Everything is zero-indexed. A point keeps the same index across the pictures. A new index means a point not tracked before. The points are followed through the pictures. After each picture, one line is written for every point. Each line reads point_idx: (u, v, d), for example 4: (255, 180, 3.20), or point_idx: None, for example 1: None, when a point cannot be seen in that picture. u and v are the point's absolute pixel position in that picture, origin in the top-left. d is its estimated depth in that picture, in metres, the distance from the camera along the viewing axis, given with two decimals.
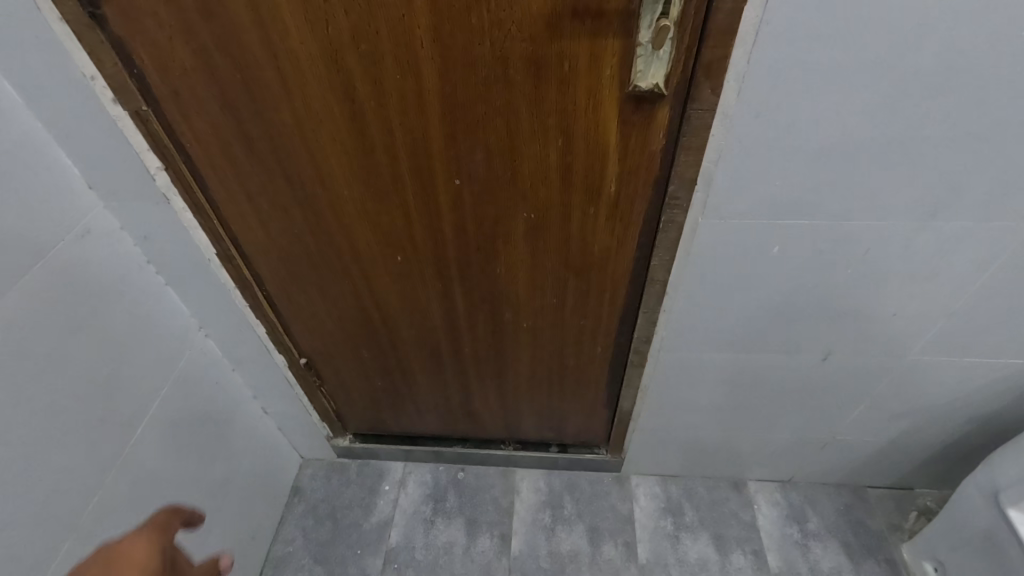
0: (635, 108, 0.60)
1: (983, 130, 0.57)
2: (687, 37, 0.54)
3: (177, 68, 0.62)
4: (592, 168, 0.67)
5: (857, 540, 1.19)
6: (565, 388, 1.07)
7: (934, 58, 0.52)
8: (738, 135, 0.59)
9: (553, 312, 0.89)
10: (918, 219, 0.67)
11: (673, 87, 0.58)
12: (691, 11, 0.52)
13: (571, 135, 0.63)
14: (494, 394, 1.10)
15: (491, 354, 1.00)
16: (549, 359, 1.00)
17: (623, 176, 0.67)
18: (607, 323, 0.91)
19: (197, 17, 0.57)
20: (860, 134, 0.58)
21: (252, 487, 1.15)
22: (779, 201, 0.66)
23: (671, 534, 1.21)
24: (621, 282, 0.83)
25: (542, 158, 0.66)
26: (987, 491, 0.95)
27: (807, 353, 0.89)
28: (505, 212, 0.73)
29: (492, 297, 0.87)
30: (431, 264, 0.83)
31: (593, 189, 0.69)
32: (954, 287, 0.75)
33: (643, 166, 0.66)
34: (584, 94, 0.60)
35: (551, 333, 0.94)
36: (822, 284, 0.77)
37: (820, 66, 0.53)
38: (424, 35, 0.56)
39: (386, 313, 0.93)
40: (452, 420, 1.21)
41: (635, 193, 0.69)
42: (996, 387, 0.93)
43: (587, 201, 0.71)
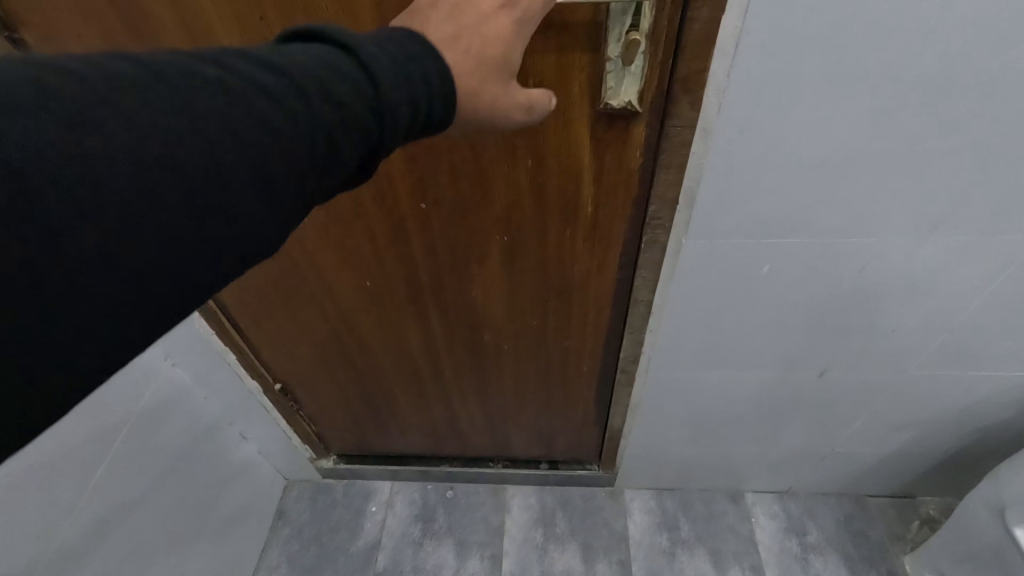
0: (609, 125, 0.55)
1: (989, 141, 0.52)
2: (662, 49, 0.49)
3: None
4: (566, 189, 0.62)
5: (858, 552, 1.16)
6: (552, 407, 1.03)
7: (934, 67, 0.47)
8: (721, 151, 0.55)
9: (535, 334, 0.85)
10: (919, 234, 0.62)
11: (649, 103, 0.53)
12: (663, 22, 0.47)
13: (542, 154, 0.59)
14: (480, 415, 1.06)
15: (474, 376, 0.96)
16: (535, 380, 0.95)
17: (600, 196, 0.63)
18: (592, 344, 0.87)
19: (127, 39, 0.52)
20: (853, 148, 0.54)
21: (237, 505, 1.12)
22: (768, 219, 0.61)
23: (667, 551, 1.17)
24: (605, 303, 0.78)
25: (512, 179, 0.62)
26: (993, 507, 0.91)
27: (802, 369, 0.85)
28: (476, 235, 0.69)
29: (470, 320, 0.83)
30: (403, 289, 0.79)
31: (569, 211, 0.65)
32: (958, 301, 0.70)
33: (621, 185, 0.61)
34: (554, 112, 0.55)
35: (535, 354, 0.89)
36: (816, 301, 0.72)
37: (809, 76, 0.48)
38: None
39: (361, 338, 0.89)
40: (438, 440, 1.17)
41: (615, 214, 0.65)
42: (1000, 399, 0.89)
43: (563, 222, 0.66)
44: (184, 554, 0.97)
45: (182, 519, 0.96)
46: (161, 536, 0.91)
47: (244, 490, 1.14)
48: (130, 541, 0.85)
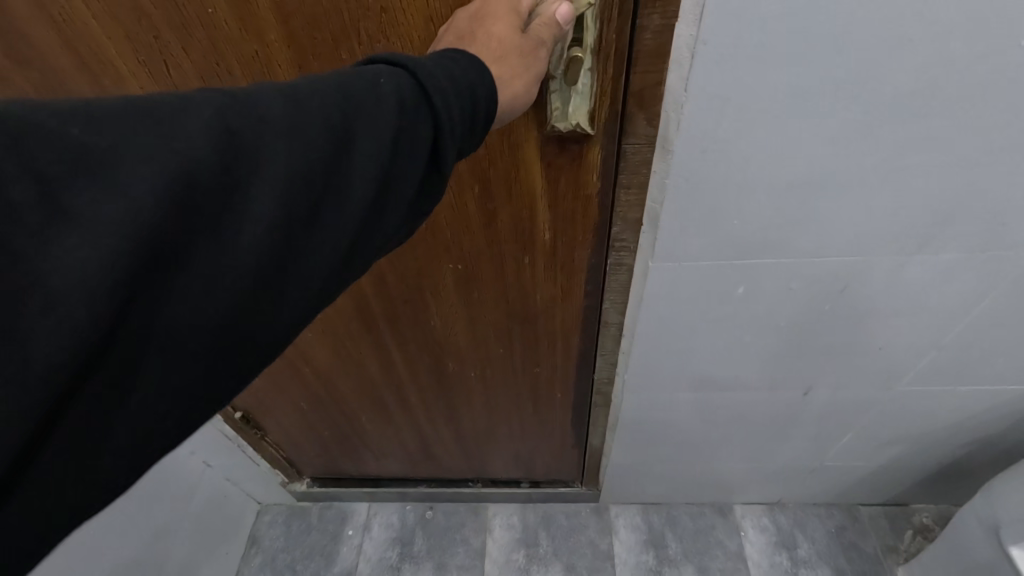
0: (560, 148, 0.50)
1: (977, 155, 0.47)
2: (612, 66, 0.44)
3: None
4: (521, 217, 0.57)
5: (850, 566, 1.12)
6: (526, 429, 0.98)
7: (913, 78, 0.42)
8: (684, 171, 0.50)
9: (502, 362, 0.81)
10: (904, 252, 0.57)
11: (602, 124, 0.48)
12: (611, 37, 0.42)
13: (489, 181, 0.54)
14: (453, 438, 1.02)
15: (440, 402, 0.91)
16: (506, 406, 0.91)
17: (558, 225, 0.58)
18: (564, 370, 0.82)
19: (8, 64, 0.48)
20: (828, 167, 0.49)
21: (211, 524, 1.08)
22: (740, 241, 0.57)
23: (654, 569, 1.14)
24: (573, 332, 0.74)
25: (459, 205, 0.57)
26: (988, 524, 0.87)
27: (786, 389, 0.81)
28: (426, 265, 0.64)
29: (431, 348, 0.79)
30: (357, 319, 0.74)
31: (525, 239, 0.60)
32: (948, 318, 0.66)
33: (580, 212, 0.56)
34: (497, 137, 0.49)
35: (504, 381, 0.85)
36: (797, 323, 0.68)
37: (775, 90, 0.43)
38: (286, 66, 0.48)
39: (317, 366, 0.84)
40: (414, 462, 1.13)
41: (574, 243, 0.60)
42: (994, 412, 0.85)
43: (520, 251, 0.61)
44: (190, 558, 1.02)
45: (184, 526, 0.99)
46: (167, 547, 0.96)
47: (216, 508, 1.09)
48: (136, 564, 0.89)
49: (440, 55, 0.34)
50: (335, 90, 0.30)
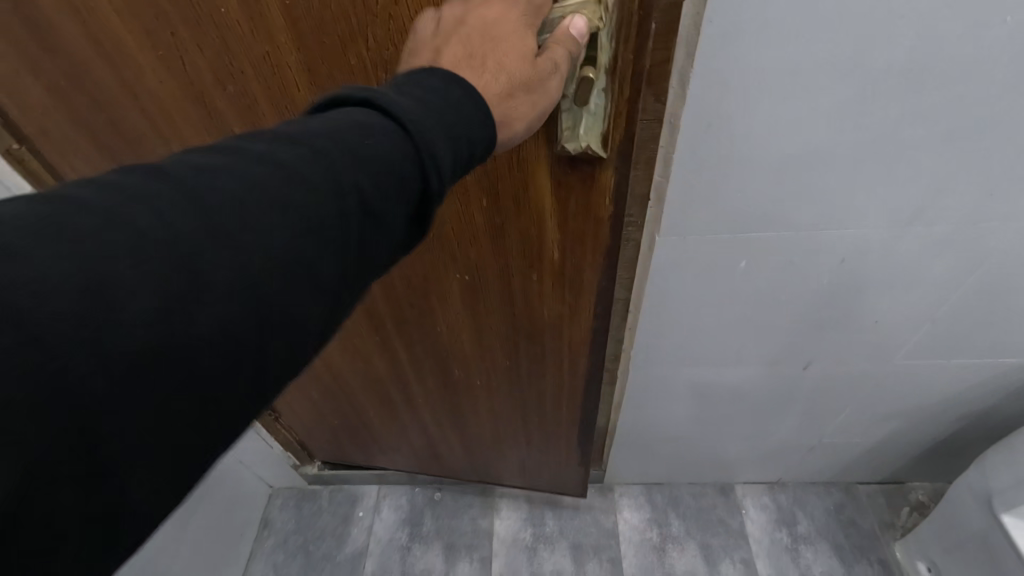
0: (570, 167, 0.51)
1: (967, 130, 0.50)
2: (628, 87, 0.44)
3: (36, 107, 0.57)
4: (529, 229, 0.59)
5: (848, 541, 1.15)
6: (533, 436, 0.99)
7: (906, 54, 0.44)
8: (690, 144, 0.53)
9: (507, 371, 0.83)
10: (899, 226, 0.60)
11: (616, 147, 0.49)
12: (627, 57, 0.43)
13: (497, 198, 0.56)
14: (456, 440, 1.05)
15: (444, 404, 0.95)
16: (510, 415, 0.94)
17: (567, 243, 0.59)
18: (570, 388, 0.83)
19: (40, 52, 0.51)
20: (825, 142, 0.52)
21: (225, 504, 1.11)
22: (742, 215, 0.59)
23: (658, 547, 1.17)
24: (582, 349, 0.74)
25: (466, 216, 0.59)
26: (981, 494, 0.90)
27: (786, 364, 0.83)
28: (434, 271, 0.68)
29: (437, 352, 0.82)
30: (366, 320, 0.78)
31: (532, 253, 0.62)
32: (941, 291, 0.69)
33: (590, 233, 0.58)
34: (506, 158, 0.52)
35: (509, 390, 0.88)
36: (796, 297, 0.71)
37: (775, 68, 0.46)
38: (294, 64, 0.49)
39: (329, 361, 0.88)
40: (423, 463, 1.17)
41: (582, 263, 0.61)
42: (988, 385, 0.88)
43: (527, 265, 0.64)
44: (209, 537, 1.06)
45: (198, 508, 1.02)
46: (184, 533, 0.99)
47: (229, 490, 1.12)
48: (156, 551, 0.92)
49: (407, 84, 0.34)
50: (296, 153, 0.29)
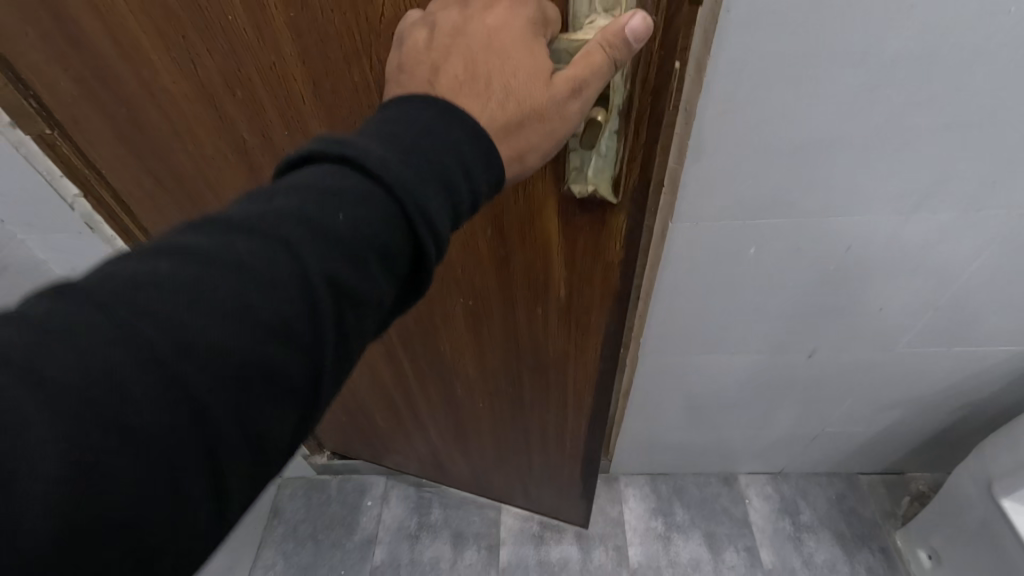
0: (582, 209, 0.51)
1: (971, 118, 0.52)
2: (642, 130, 0.44)
3: (66, 94, 0.57)
4: (535, 265, 0.59)
5: (850, 530, 1.18)
6: (536, 462, 1.00)
7: (914, 42, 0.46)
8: (705, 133, 0.54)
9: (511, 400, 0.85)
10: (904, 213, 0.62)
11: (629, 190, 0.49)
12: (644, 99, 0.42)
13: (506, 232, 0.57)
14: (456, 452, 1.06)
15: (446, 417, 0.96)
16: (514, 437, 0.94)
17: (574, 283, 0.60)
18: (575, 422, 0.85)
19: (66, 47, 0.51)
20: (835, 130, 0.53)
21: None
22: (752, 202, 0.61)
23: (663, 535, 1.19)
24: (586, 391, 0.77)
25: (471, 245, 0.60)
26: (981, 480, 0.92)
27: (792, 352, 0.85)
28: (438, 294, 0.69)
29: (439, 367, 0.83)
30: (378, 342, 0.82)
31: (540, 288, 0.62)
32: (944, 278, 0.71)
33: (598, 276, 0.59)
34: (516, 195, 0.52)
35: (512, 415, 0.89)
36: (802, 284, 0.73)
37: (789, 56, 0.47)
38: (300, 75, 0.48)
39: None
40: (428, 470, 1.18)
41: (591, 307, 0.63)
42: (990, 373, 0.89)
43: (533, 300, 0.65)
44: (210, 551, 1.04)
45: None
46: None
47: None
48: None
49: (387, 132, 0.34)
50: (259, 240, 0.29)
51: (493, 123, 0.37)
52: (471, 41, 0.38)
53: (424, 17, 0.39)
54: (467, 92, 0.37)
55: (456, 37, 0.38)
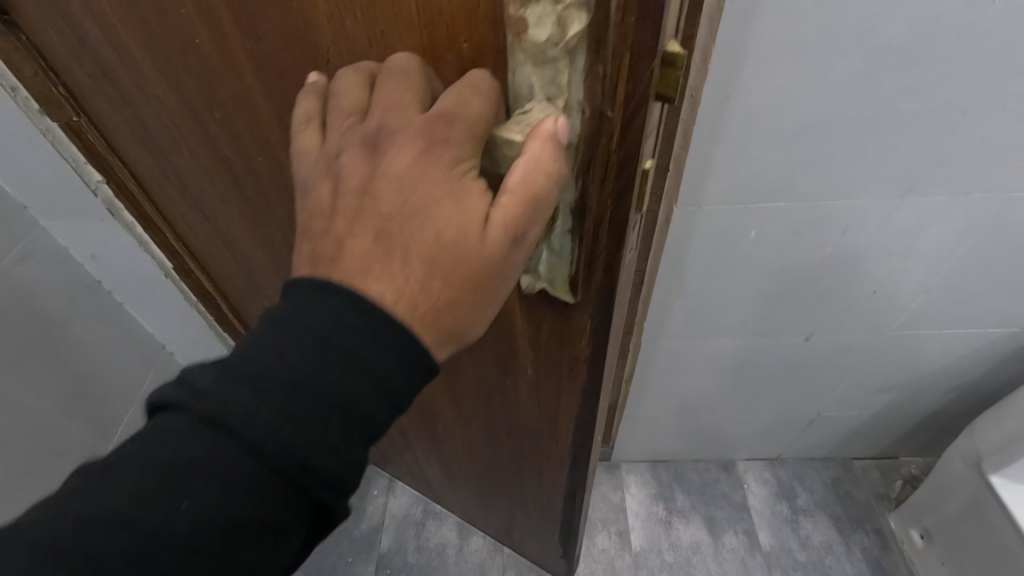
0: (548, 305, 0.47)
1: (961, 102, 0.55)
2: (602, 234, 0.38)
3: (84, 88, 0.59)
4: (503, 335, 0.56)
5: (845, 512, 1.21)
6: (517, 514, 0.99)
7: (907, 30, 0.49)
8: (709, 118, 0.57)
9: (488, 449, 0.83)
10: (897, 195, 0.65)
11: (591, 292, 0.42)
12: (603, 203, 0.36)
13: None
14: (446, 480, 1.06)
15: (429, 440, 0.95)
16: (495, 480, 0.92)
17: (543, 364, 0.56)
18: (549, 489, 0.80)
19: (76, 45, 0.52)
20: (833, 114, 0.56)
21: None
22: (755, 185, 0.64)
23: (664, 519, 1.22)
24: (559, 469, 0.73)
25: None
26: (970, 458, 0.96)
27: (789, 335, 0.88)
28: None
29: (424, 404, 0.84)
30: None
31: (508, 359, 0.60)
32: (934, 260, 0.74)
33: (567, 368, 0.53)
34: None
35: (490, 463, 0.87)
36: (799, 267, 0.76)
37: (791, 42, 0.50)
38: (263, 106, 0.46)
39: None
40: (419, 484, 1.18)
41: (558, 390, 0.58)
42: (977, 355, 0.93)
43: (503, 370, 0.62)
44: None
45: None
46: None
47: None
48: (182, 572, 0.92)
49: (242, 373, 0.32)
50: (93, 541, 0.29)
51: (412, 308, 0.33)
52: (377, 202, 0.33)
53: (331, 161, 0.35)
54: (377, 272, 0.33)
55: (363, 194, 0.33)
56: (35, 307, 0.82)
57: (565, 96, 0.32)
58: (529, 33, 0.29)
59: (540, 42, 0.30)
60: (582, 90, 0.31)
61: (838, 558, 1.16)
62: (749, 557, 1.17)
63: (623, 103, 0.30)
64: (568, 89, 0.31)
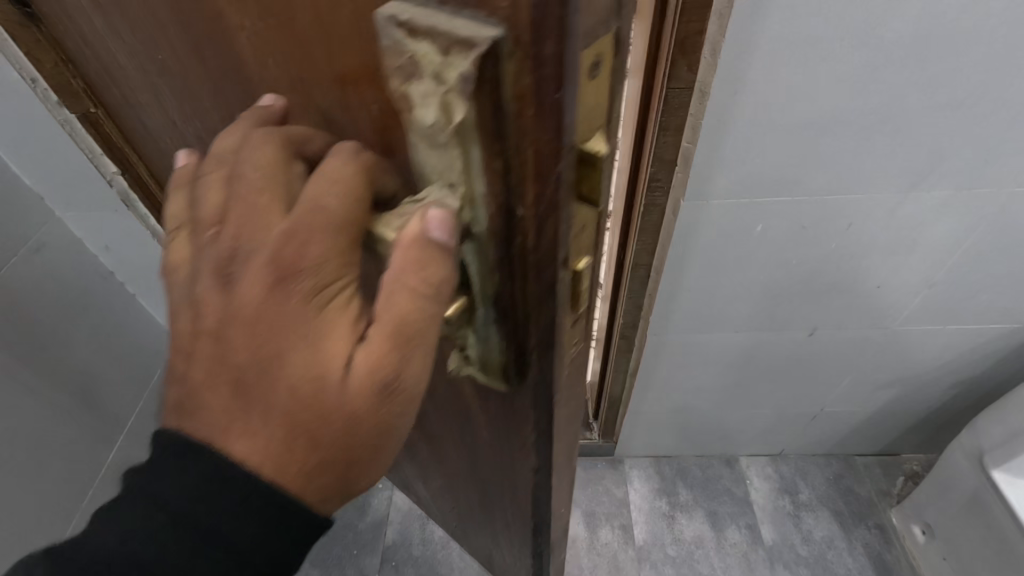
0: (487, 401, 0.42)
1: (967, 97, 0.56)
2: (529, 341, 0.32)
3: (97, 82, 0.59)
4: (457, 418, 0.52)
5: (847, 508, 1.22)
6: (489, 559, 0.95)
7: (912, 27, 0.50)
8: (716, 113, 0.58)
9: (455, 506, 0.80)
10: (903, 189, 0.66)
11: (525, 397, 0.36)
12: (529, 309, 0.30)
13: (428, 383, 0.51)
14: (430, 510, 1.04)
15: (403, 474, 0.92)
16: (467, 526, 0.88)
17: (492, 456, 0.50)
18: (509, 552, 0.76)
19: (83, 41, 0.52)
20: (839, 109, 0.57)
21: None
22: (761, 179, 0.65)
23: (667, 514, 1.23)
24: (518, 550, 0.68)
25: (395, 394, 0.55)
26: (972, 454, 0.97)
27: (792, 330, 0.89)
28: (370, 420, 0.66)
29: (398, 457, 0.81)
30: None
31: (462, 439, 0.55)
32: (938, 255, 0.75)
33: (514, 467, 0.48)
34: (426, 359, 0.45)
35: (460, 516, 0.83)
36: (805, 261, 0.76)
37: (798, 37, 0.51)
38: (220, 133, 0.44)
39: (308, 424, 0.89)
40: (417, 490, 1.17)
41: (509, 486, 0.52)
42: (980, 351, 0.94)
43: (460, 448, 0.58)
44: None
45: None
46: None
47: None
48: None
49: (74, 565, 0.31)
50: None
51: (279, 469, 0.31)
52: (230, 352, 0.31)
53: (191, 291, 0.34)
54: (237, 427, 0.31)
55: (217, 337, 0.32)
56: (44, 295, 0.85)
57: (466, 187, 0.26)
58: (413, 112, 0.24)
59: (426, 126, 0.24)
60: (483, 184, 0.25)
61: (839, 553, 1.16)
62: (751, 552, 1.17)
63: (527, 213, 0.25)
64: (461, 187, 0.26)
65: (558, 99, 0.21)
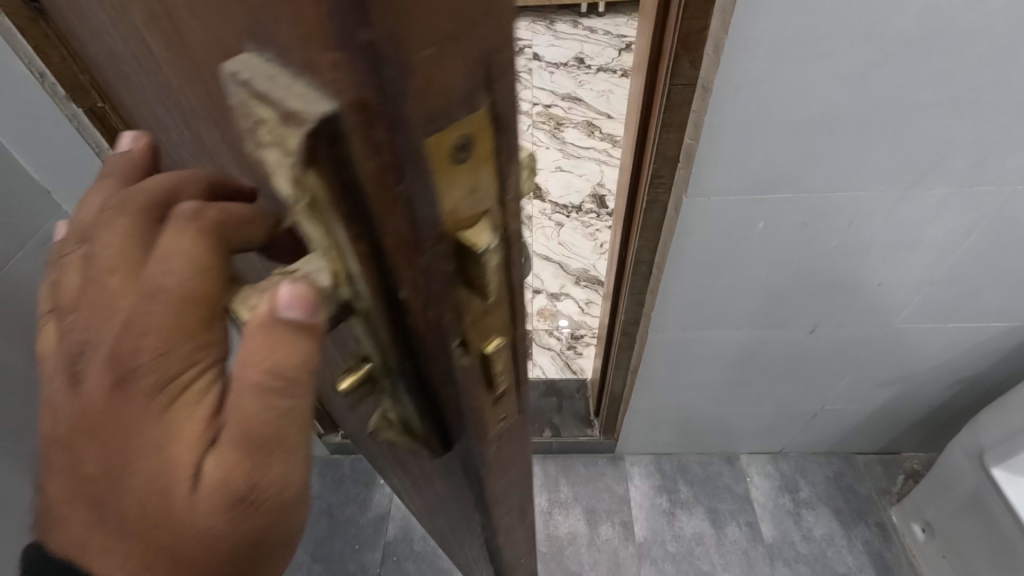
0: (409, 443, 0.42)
1: (968, 94, 0.56)
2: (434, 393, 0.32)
3: (99, 78, 0.60)
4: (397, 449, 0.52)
5: (847, 506, 1.22)
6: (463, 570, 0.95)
7: (914, 24, 0.50)
8: (720, 110, 0.58)
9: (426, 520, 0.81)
10: (905, 186, 0.66)
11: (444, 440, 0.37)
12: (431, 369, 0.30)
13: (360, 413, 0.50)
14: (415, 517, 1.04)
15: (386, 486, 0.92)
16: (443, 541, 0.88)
17: (436, 480, 0.51)
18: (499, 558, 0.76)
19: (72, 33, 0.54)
20: (841, 106, 0.57)
21: None
22: (764, 176, 0.65)
23: (667, 511, 1.23)
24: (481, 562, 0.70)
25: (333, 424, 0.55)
26: (972, 453, 0.97)
27: (794, 327, 0.90)
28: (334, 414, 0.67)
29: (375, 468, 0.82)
30: None
31: (408, 465, 0.55)
32: (938, 255, 0.75)
33: (451, 490, 0.49)
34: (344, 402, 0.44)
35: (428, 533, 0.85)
36: (805, 259, 0.77)
37: (801, 35, 0.51)
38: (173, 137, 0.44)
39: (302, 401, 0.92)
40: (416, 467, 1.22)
41: (457, 511, 0.53)
42: (981, 350, 0.94)
43: (409, 473, 0.58)
44: None
45: None
46: None
47: None
48: None
49: None
50: None
51: None
52: (81, 464, 0.30)
53: (47, 392, 0.32)
54: (98, 543, 0.30)
55: (68, 448, 0.30)
56: None
57: (336, 266, 0.24)
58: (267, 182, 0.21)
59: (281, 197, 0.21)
60: (352, 263, 0.24)
61: (839, 551, 1.17)
62: (751, 549, 1.18)
63: (401, 294, 0.25)
64: (332, 265, 0.24)
65: (409, 189, 0.20)
